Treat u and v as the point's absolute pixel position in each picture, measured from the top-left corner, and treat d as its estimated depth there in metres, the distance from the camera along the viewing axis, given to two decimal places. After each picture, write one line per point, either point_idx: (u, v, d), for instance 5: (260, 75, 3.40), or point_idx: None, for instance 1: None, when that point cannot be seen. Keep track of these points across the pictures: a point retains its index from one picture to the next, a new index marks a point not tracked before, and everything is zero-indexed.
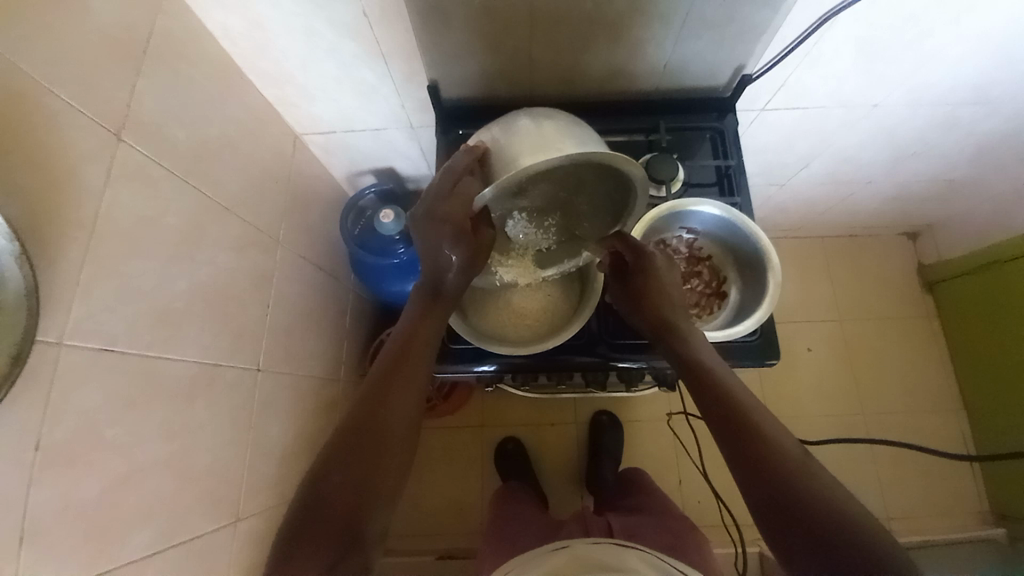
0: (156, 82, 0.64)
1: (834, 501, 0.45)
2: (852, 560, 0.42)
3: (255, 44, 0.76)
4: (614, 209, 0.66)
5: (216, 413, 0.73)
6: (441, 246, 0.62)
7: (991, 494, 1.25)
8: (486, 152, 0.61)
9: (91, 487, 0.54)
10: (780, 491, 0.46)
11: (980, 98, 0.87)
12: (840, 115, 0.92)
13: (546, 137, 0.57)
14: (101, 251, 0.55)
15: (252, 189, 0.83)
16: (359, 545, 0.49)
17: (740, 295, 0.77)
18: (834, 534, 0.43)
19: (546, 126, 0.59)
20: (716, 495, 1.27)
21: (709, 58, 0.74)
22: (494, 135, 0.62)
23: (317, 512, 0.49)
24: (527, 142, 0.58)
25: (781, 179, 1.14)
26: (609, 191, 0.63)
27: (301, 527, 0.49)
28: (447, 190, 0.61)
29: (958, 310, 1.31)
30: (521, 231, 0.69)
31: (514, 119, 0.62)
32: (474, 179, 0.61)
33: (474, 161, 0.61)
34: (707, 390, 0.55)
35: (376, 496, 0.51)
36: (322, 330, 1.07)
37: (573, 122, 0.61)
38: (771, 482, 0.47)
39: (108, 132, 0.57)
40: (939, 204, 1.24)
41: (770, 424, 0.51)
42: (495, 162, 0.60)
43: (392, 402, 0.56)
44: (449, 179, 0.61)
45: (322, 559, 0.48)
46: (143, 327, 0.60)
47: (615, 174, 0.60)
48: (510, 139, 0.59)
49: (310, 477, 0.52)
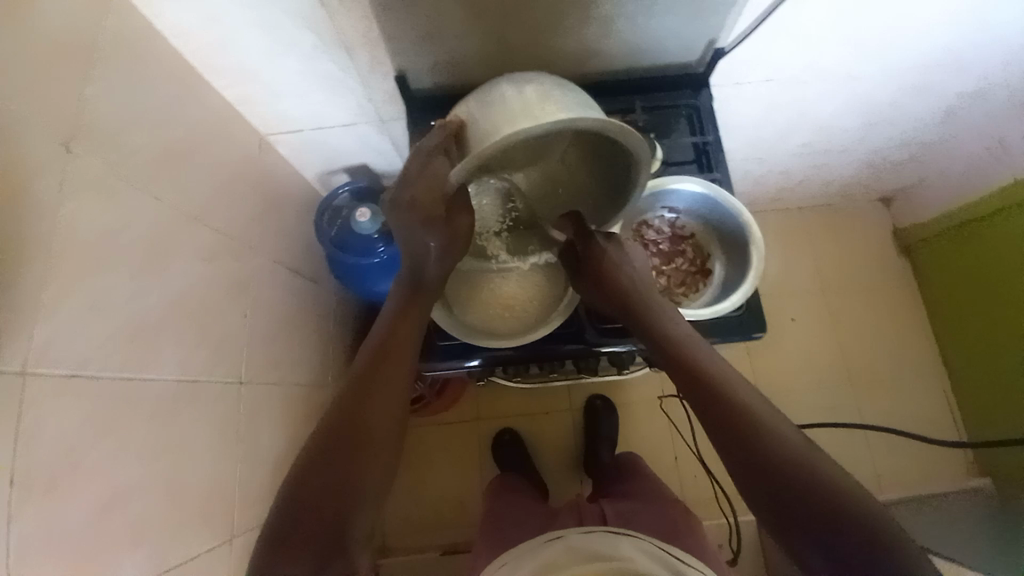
0: (105, 88, 0.61)
1: (844, 494, 0.47)
2: (856, 545, 0.45)
3: (212, 42, 0.72)
4: (614, 183, 0.62)
5: (199, 430, 0.71)
6: (414, 230, 0.62)
7: (974, 450, 1.29)
8: (461, 126, 0.59)
9: (77, 517, 0.52)
10: (775, 481, 0.49)
11: (947, 61, 0.88)
12: (814, 84, 0.92)
13: (526, 105, 0.54)
14: (61, 273, 0.52)
15: (218, 195, 0.79)
16: (342, 547, 0.49)
17: (724, 270, 0.77)
18: (847, 530, 0.45)
19: (526, 91, 0.55)
20: (711, 469, 1.29)
21: (683, 32, 0.73)
22: (469, 108, 0.59)
23: (298, 513, 0.49)
24: (501, 114, 0.55)
25: (759, 153, 1.14)
26: (608, 166, 0.60)
27: (281, 531, 0.48)
28: (418, 171, 0.61)
29: (937, 272, 1.34)
30: (515, 205, 0.68)
31: (493, 88, 0.58)
32: (447, 158, 0.60)
33: (450, 136, 0.59)
34: (710, 400, 0.55)
35: (368, 485, 0.52)
36: (306, 336, 1.05)
37: (559, 87, 0.57)
38: (760, 466, 0.50)
39: (57, 144, 0.53)
40: (913, 167, 1.26)
41: (777, 431, 0.51)
42: (469, 137, 0.58)
43: (380, 390, 0.56)
44: (419, 161, 0.61)
45: (304, 563, 0.47)
46: (113, 349, 0.57)
47: (613, 148, 0.56)
48: (484, 111, 0.57)
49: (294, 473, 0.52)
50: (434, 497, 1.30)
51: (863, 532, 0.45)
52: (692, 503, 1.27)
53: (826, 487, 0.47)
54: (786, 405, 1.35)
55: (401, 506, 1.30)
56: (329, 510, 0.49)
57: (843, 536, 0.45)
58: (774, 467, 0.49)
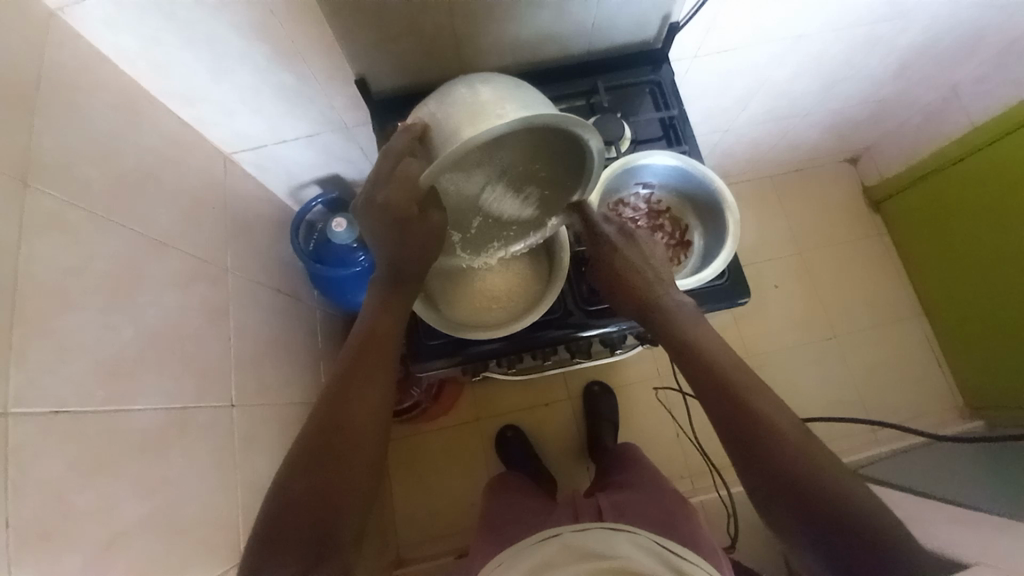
0: (56, 120, 0.59)
1: (836, 486, 0.49)
2: (844, 534, 0.47)
3: (160, 61, 0.71)
4: (573, 171, 0.61)
5: (192, 460, 0.69)
6: (387, 233, 0.60)
7: (960, 388, 1.34)
8: (425, 128, 0.58)
9: (72, 560, 0.50)
10: (792, 497, 0.49)
11: (892, 14, 0.90)
12: (767, 50, 0.94)
13: (484, 106, 0.54)
14: (29, 311, 0.50)
15: (187, 219, 0.78)
16: (334, 545, 0.51)
17: (704, 240, 0.78)
18: (836, 521, 0.47)
19: (484, 90, 0.55)
20: (713, 441, 1.31)
21: (636, 10, 0.74)
22: (431, 110, 0.58)
23: (287, 516, 0.51)
24: (465, 113, 0.54)
25: (725, 124, 1.16)
26: (567, 156, 0.58)
27: (273, 533, 0.51)
28: (388, 173, 0.58)
29: (907, 225, 1.38)
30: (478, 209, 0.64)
31: (450, 90, 0.58)
32: (415, 159, 0.57)
33: (414, 139, 0.58)
34: (712, 388, 0.56)
35: (354, 494, 0.53)
36: (294, 354, 1.03)
37: (513, 84, 0.58)
38: (775, 483, 0.50)
39: (13, 180, 0.52)
40: (874, 123, 1.29)
41: (771, 414, 0.53)
42: (435, 137, 0.56)
43: (363, 389, 0.58)
44: (389, 163, 0.58)
45: (296, 563, 0.50)
46: (92, 385, 0.56)
47: (570, 141, 0.56)
48: (448, 111, 0.56)
49: (283, 476, 0.53)
50: (440, 502, 1.29)
51: (854, 526, 0.47)
52: (696, 476, 1.29)
53: (836, 494, 0.48)
54: (778, 370, 1.37)
55: (407, 515, 1.28)
56: (317, 512, 0.51)
57: (858, 542, 0.47)
58: (790, 481, 0.50)
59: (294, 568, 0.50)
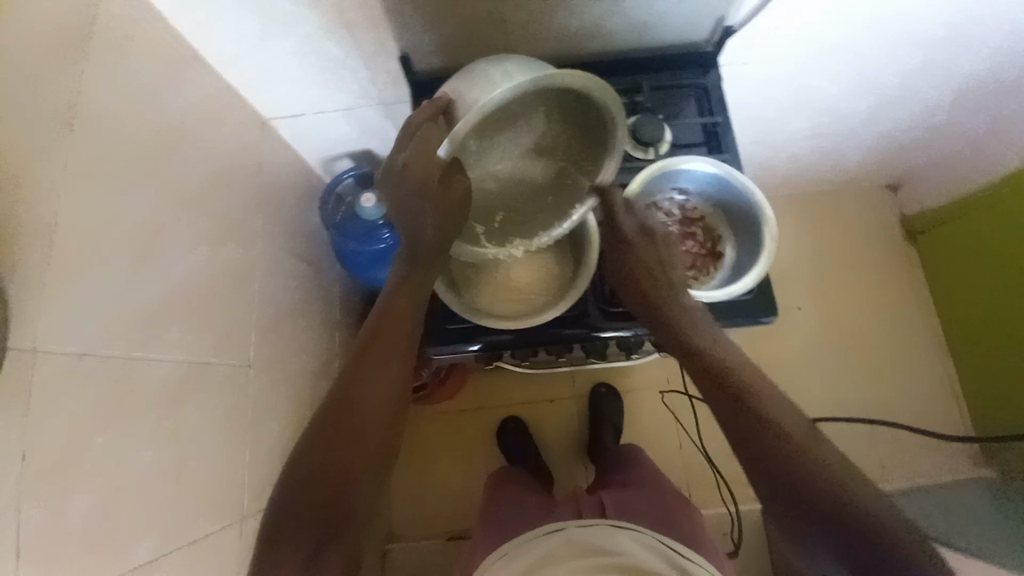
0: (104, 69, 0.59)
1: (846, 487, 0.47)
2: (853, 534, 0.45)
3: (211, 20, 0.71)
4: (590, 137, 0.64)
5: (204, 416, 0.70)
6: (408, 204, 0.62)
7: (976, 431, 1.30)
8: (449, 101, 0.59)
9: (85, 499, 0.52)
10: (803, 496, 0.47)
11: (953, 38, 0.86)
12: (819, 63, 0.91)
13: (504, 72, 0.56)
14: (64, 253, 0.51)
15: (220, 179, 0.78)
16: (345, 528, 0.51)
17: (735, 254, 0.76)
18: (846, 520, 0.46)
19: (503, 60, 0.58)
20: (717, 456, 1.29)
21: (689, 11, 0.72)
22: (453, 85, 0.61)
23: (294, 502, 0.51)
24: (486, 81, 0.57)
25: (766, 136, 1.13)
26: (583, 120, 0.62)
27: (281, 518, 0.50)
28: (409, 140, 0.60)
29: (943, 258, 1.33)
30: (504, 179, 0.66)
31: (472, 65, 0.60)
32: (437, 127, 0.59)
33: (438, 110, 0.59)
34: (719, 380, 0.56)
35: (363, 479, 0.53)
36: (311, 323, 1.04)
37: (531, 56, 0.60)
38: (782, 479, 0.49)
39: (60, 124, 0.53)
40: (921, 151, 1.24)
41: (777, 411, 0.52)
42: (459, 108, 0.58)
43: (375, 376, 0.58)
44: (409, 130, 0.60)
45: (304, 547, 0.50)
46: (117, 331, 0.57)
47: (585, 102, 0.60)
48: (470, 81, 0.58)
49: (292, 460, 0.54)
50: (437, 485, 1.30)
51: (864, 527, 0.45)
52: (696, 489, 1.28)
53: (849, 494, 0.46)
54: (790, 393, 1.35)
55: (404, 493, 1.30)
56: (329, 497, 0.51)
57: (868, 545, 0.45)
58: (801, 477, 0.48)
59: (302, 554, 0.49)
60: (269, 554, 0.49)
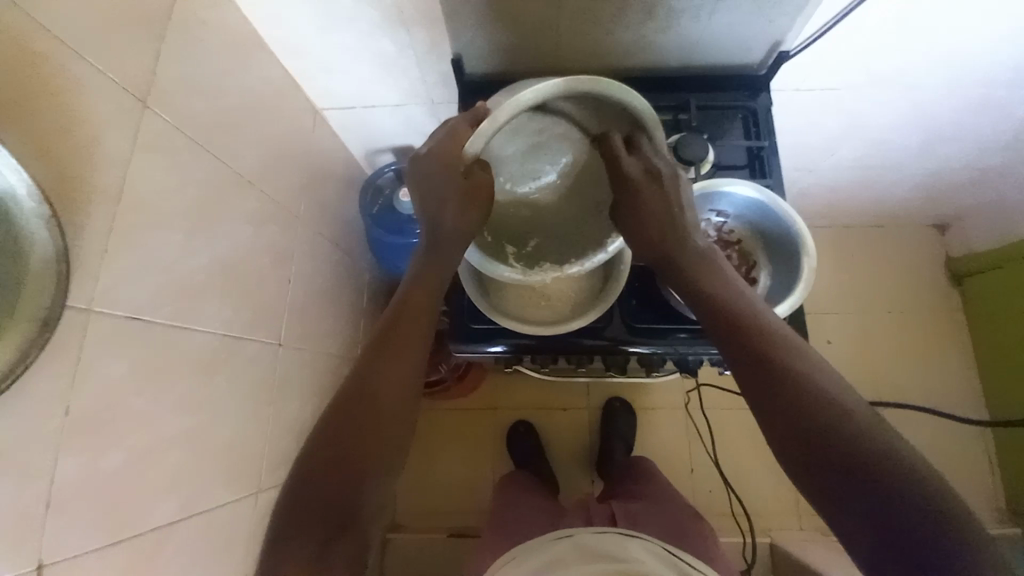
0: (177, 50, 0.63)
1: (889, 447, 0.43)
2: (893, 492, 0.41)
3: (277, 11, 0.74)
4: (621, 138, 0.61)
5: (233, 388, 0.73)
6: (430, 194, 0.62)
7: (1006, 491, 1.23)
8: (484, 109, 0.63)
9: (117, 455, 0.54)
10: (856, 481, 0.42)
11: (1019, 79, 0.83)
12: (872, 95, 0.88)
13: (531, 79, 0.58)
14: (124, 221, 0.54)
15: (270, 163, 0.82)
16: (356, 522, 0.52)
17: (770, 281, 0.75)
18: (886, 476, 0.41)
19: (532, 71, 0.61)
20: (730, 485, 1.26)
21: (744, 32, 0.72)
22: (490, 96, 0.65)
23: (307, 493, 0.52)
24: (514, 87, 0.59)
25: (810, 164, 1.10)
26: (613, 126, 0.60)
27: (295, 508, 0.52)
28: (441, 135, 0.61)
29: (988, 306, 1.27)
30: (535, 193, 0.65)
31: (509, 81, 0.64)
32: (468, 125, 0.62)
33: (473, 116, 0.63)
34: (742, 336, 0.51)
35: (375, 473, 0.54)
36: (340, 309, 1.07)
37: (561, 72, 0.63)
38: (818, 443, 0.44)
39: (133, 99, 0.56)
40: (974, 193, 1.19)
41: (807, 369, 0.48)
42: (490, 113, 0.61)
43: (390, 373, 0.58)
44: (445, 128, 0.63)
45: (314, 537, 0.51)
46: (164, 299, 0.60)
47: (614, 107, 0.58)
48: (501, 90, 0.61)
49: (305, 453, 0.55)
50: (445, 481, 1.31)
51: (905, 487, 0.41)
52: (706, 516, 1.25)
53: (908, 479, 0.41)
54: None
55: (410, 485, 1.31)
56: (341, 490, 0.52)
57: (910, 505, 0.40)
58: (856, 461, 0.42)
59: (313, 545, 0.51)
60: (281, 542, 0.52)
